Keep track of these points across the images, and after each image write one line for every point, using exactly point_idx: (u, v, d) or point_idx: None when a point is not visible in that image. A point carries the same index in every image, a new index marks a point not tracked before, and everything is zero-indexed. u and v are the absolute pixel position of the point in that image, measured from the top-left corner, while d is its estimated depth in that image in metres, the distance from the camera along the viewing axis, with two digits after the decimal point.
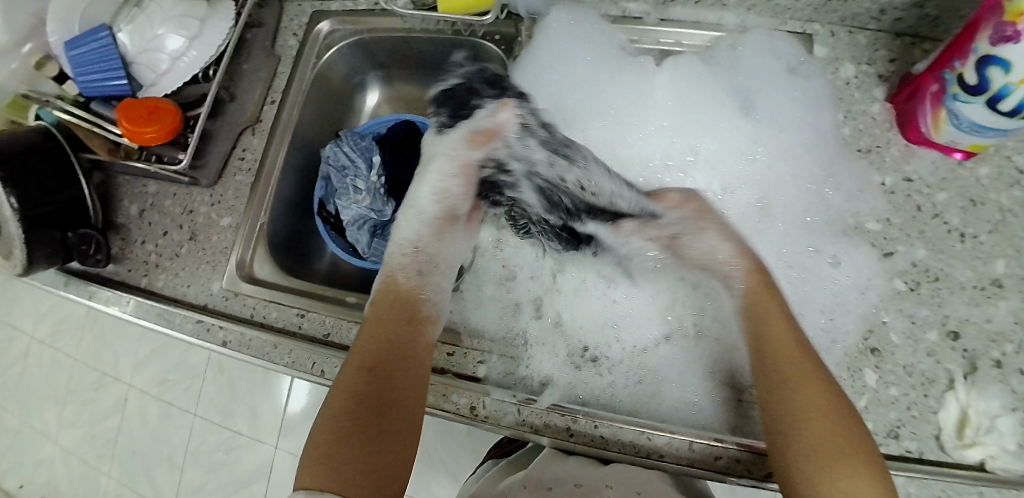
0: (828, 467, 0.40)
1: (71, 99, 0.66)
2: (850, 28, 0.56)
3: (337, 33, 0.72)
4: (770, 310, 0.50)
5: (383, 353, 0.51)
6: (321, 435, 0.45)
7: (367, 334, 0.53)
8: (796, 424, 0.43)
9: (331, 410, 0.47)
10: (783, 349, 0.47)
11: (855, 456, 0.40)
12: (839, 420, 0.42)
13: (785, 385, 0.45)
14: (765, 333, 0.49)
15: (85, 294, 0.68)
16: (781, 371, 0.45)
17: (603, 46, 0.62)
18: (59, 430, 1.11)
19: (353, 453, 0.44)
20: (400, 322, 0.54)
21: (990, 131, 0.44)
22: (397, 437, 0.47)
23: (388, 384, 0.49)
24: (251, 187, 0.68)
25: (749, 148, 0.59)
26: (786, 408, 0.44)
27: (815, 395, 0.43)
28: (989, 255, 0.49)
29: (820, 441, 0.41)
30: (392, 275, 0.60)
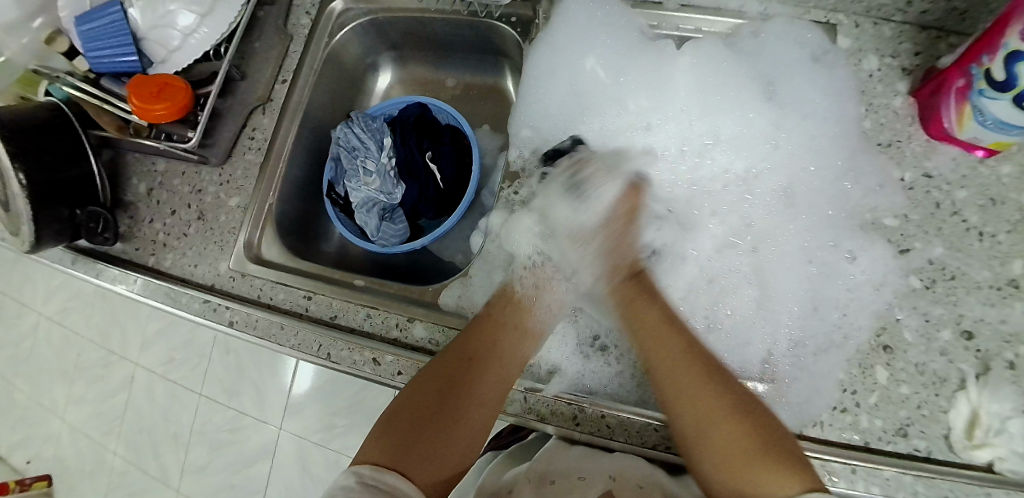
0: (728, 460, 0.43)
1: (82, 74, 0.64)
2: (876, 19, 0.55)
3: (351, 11, 0.71)
4: (645, 314, 0.52)
5: (475, 358, 0.52)
6: (396, 414, 0.49)
7: (465, 336, 0.54)
8: (703, 439, 0.45)
9: (411, 397, 0.50)
10: (669, 352, 0.49)
11: (751, 456, 0.42)
12: (730, 417, 0.44)
13: (672, 385, 0.48)
14: (640, 332, 0.52)
15: (93, 272, 0.68)
16: (664, 373, 0.49)
17: (622, 31, 0.61)
18: (66, 406, 1.12)
19: (424, 442, 0.47)
20: (503, 331, 0.55)
21: (1014, 129, 0.43)
22: (461, 437, 0.49)
23: (469, 388, 0.51)
24: (261, 167, 0.67)
25: (767, 140, 0.58)
26: (676, 407, 0.47)
27: (698, 395, 0.46)
28: (1008, 255, 0.48)
29: (713, 443, 0.44)
30: (511, 283, 0.59)
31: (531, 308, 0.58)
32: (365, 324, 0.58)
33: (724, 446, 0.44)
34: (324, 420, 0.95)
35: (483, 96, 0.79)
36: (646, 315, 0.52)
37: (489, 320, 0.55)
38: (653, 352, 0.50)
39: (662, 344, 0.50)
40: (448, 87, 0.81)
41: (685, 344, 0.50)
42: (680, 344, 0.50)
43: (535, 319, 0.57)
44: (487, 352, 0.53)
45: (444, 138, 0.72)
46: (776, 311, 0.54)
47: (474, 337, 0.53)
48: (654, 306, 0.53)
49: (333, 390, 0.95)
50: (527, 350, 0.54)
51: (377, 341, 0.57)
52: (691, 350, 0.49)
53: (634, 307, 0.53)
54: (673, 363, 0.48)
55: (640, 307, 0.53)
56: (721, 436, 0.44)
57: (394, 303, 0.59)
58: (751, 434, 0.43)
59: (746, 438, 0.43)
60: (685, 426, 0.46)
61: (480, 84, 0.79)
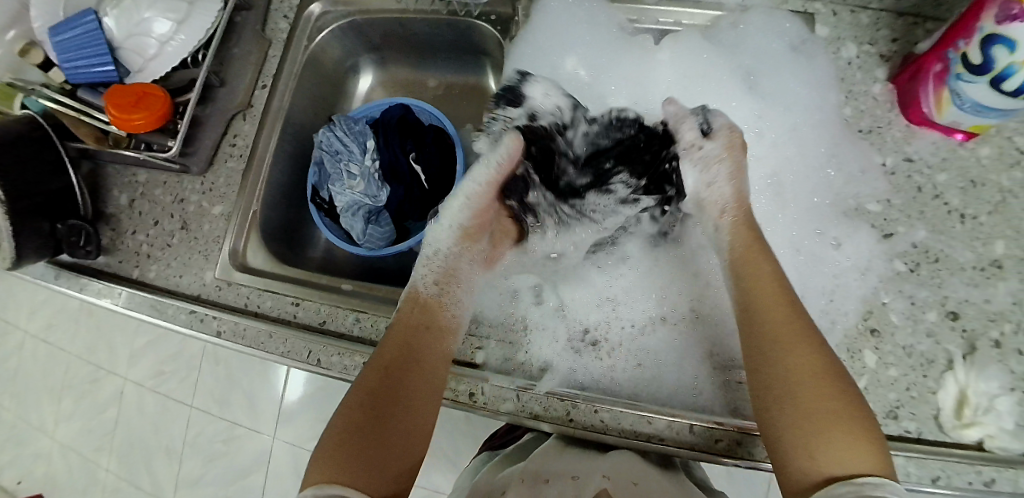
0: (811, 422, 0.38)
1: (58, 86, 0.64)
2: (853, 7, 0.55)
3: (330, 15, 0.70)
4: (760, 272, 0.46)
5: (402, 364, 0.48)
6: (338, 431, 0.44)
7: (384, 345, 0.49)
8: (792, 388, 0.39)
9: (344, 415, 0.45)
10: (770, 305, 0.44)
11: (837, 419, 0.37)
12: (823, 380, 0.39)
13: (764, 342, 0.42)
14: (746, 289, 0.46)
15: (76, 286, 0.67)
16: (761, 327, 0.43)
17: (602, 26, 0.61)
18: (55, 423, 1.10)
19: (371, 454, 0.42)
20: (421, 333, 0.51)
21: (992, 111, 0.44)
22: (410, 445, 0.45)
23: (404, 393, 0.47)
24: (243, 175, 0.67)
25: (751, 128, 0.59)
26: (767, 363, 0.41)
27: (795, 344, 0.41)
28: (989, 236, 0.48)
29: (800, 402, 0.39)
30: (415, 288, 0.56)
31: (443, 305, 0.55)
32: (354, 329, 0.57)
33: (802, 406, 0.39)
34: (319, 427, 0.94)
35: (466, 96, 0.79)
36: (759, 265, 0.47)
37: (407, 322, 0.52)
38: (749, 310, 0.45)
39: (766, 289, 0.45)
40: (430, 88, 0.80)
41: (788, 304, 0.44)
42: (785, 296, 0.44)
43: (450, 315, 0.55)
44: (413, 353, 0.49)
45: (428, 138, 0.71)
46: None
47: (397, 342, 0.50)
48: (766, 259, 0.47)
49: (326, 397, 0.95)
50: (451, 345, 0.53)
51: (366, 345, 0.56)
52: (792, 306, 0.44)
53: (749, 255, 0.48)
54: (783, 324, 0.42)
55: (754, 254, 0.48)
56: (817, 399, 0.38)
57: (382, 307, 0.59)
58: (844, 398, 0.38)
59: (839, 400, 0.38)
60: (761, 382, 0.41)
61: (463, 84, 0.79)
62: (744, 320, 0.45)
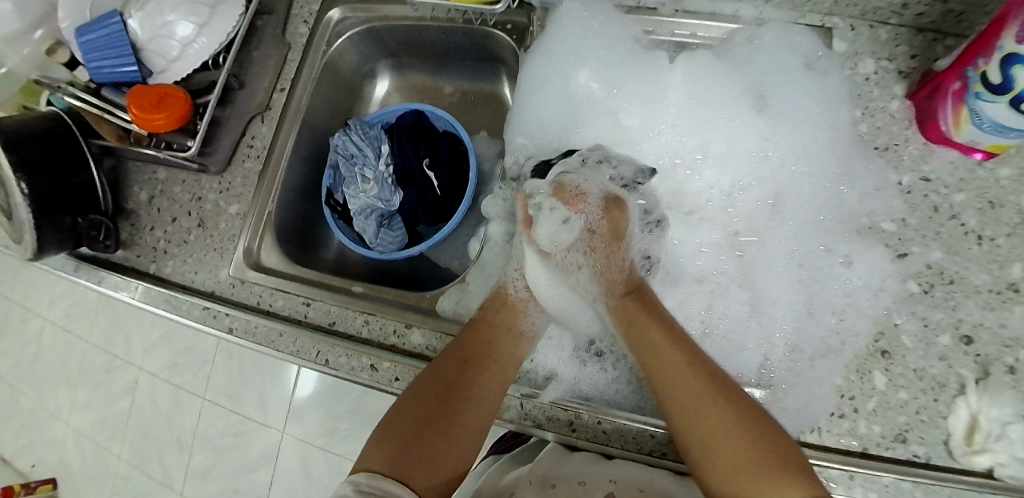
0: (729, 485, 0.42)
1: (82, 85, 0.66)
2: (871, 22, 0.55)
3: (348, 20, 0.71)
4: (652, 338, 0.50)
5: (472, 359, 0.52)
6: (397, 420, 0.48)
7: (461, 337, 0.54)
8: (709, 450, 0.44)
9: (409, 401, 0.49)
10: (674, 378, 0.47)
11: (766, 464, 0.41)
12: (733, 432, 0.43)
13: (679, 412, 0.46)
14: (647, 355, 0.50)
15: (95, 279, 0.69)
16: (671, 397, 0.47)
17: (617, 37, 0.61)
18: (70, 411, 1.13)
19: (423, 441, 0.47)
20: (496, 333, 0.55)
21: (1013, 132, 0.43)
22: (460, 437, 0.49)
23: (469, 387, 0.51)
24: (260, 175, 0.68)
25: (760, 149, 0.58)
26: (685, 431, 0.45)
27: (704, 409, 0.45)
28: (1007, 258, 0.48)
29: (717, 457, 0.43)
30: (504, 285, 0.61)
31: (526, 312, 0.59)
32: (363, 331, 0.58)
33: (725, 467, 0.43)
34: (326, 425, 0.95)
35: (480, 101, 0.79)
36: (651, 335, 0.51)
37: (481, 321, 0.56)
38: (666, 384, 0.48)
39: (659, 349, 0.49)
40: (445, 93, 0.81)
41: (693, 371, 0.47)
42: (681, 355, 0.48)
43: (529, 322, 0.58)
44: (485, 352, 0.53)
45: (441, 145, 0.72)
46: (772, 315, 0.53)
47: (471, 338, 0.54)
48: (653, 321, 0.52)
49: (335, 396, 0.96)
50: (523, 351, 0.55)
51: (375, 348, 0.57)
52: (696, 369, 0.47)
53: (636, 327, 0.52)
54: (704, 394, 0.45)
55: (642, 323, 0.52)
56: (725, 451, 0.43)
57: (393, 309, 0.59)
58: (759, 436, 0.42)
59: (751, 451, 0.42)
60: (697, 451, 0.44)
61: (477, 90, 0.79)
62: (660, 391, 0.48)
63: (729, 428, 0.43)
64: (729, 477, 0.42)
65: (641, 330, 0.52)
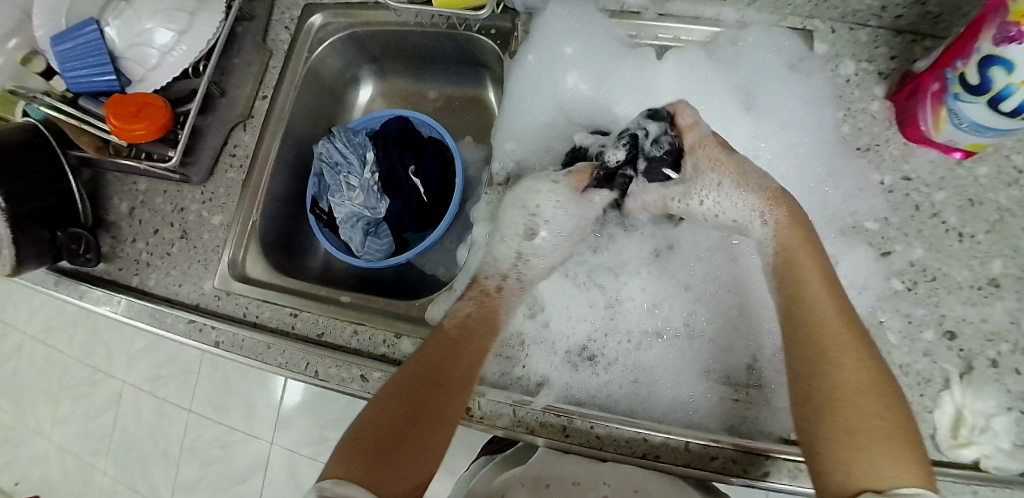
0: (841, 447, 0.37)
1: (59, 94, 0.64)
2: (851, 24, 0.55)
3: (330, 26, 0.70)
4: (805, 264, 0.45)
5: (439, 366, 0.48)
6: (358, 438, 0.43)
7: (426, 347, 0.50)
8: (836, 396, 0.39)
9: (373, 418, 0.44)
10: (820, 317, 0.42)
11: (885, 440, 0.36)
12: (868, 394, 0.38)
13: (819, 344, 0.41)
14: (788, 291, 0.45)
15: (75, 294, 0.67)
16: (809, 334, 0.42)
17: (601, 41, 0.61)
18: (52, 426, 1.10)
19: (391, 454, 0.42)
20: (466, 348, 0.51)
21: (989, 131, 0.44)
22: (426, 453, 0.44)
23: (439, 405, 0.46)
24: (243, 185, 0.67)
25: (748, 148, 0.59)
26: (811, 380, 0.40)
27: (847, 365, 0.39)
28: (986, 255, 0.49)
29: (845, 411, 0.38)
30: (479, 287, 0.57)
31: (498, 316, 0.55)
32: (352, 341, 0.58)
33: (859, 415, 0.37)
34: (316, 434, 0.94)
35: (466, 106, 0.79)
36: (805, 273, 0.45)
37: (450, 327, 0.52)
38: (809, 319, 0.42)
39: (808, 284, 0.44)
40: (430, 99, 0.81)
41: (845, 314, 0.42)
42: (833, 297, 0.43)
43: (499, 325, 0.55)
44: (450, 356, 0.49)
45: (427, 151, 0.72)
46: (760, 314, 0.54)
47: (436, 346, 0.50)
48: (816, 262, 0.45)
49: (324, 404, 0.95)
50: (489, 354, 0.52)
51: (364, 358, 0.56)
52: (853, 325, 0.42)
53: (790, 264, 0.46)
54: (847, 341, 0.40)
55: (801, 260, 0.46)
56: (859, 402, 0.38)
57: (379, 318, 0.59)
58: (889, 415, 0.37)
59: (885, 418, 0.37)
60: (819, 398, 0.39)
61: (462, 95, 0.79)
62: (805, 333, 0.42)
63: (866, 385, 0.38)
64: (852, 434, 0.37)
65: (794, 265, 0.46)
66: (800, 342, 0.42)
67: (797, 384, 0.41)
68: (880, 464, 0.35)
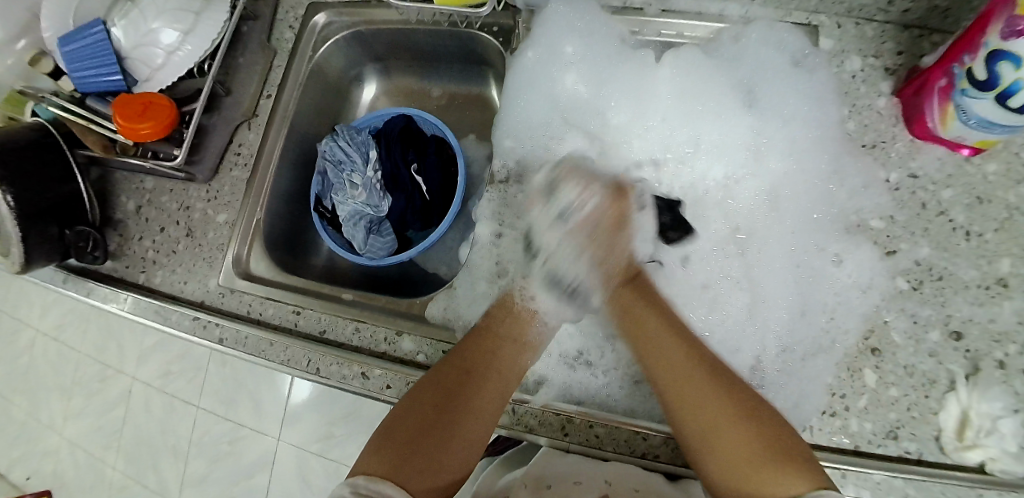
0: (737, 470, 0.43)
1: (67, 94, 0.65)
2: (857, 19, 0.55)
3: (333, 25, 0.71)
4: (647, 326, 0.51)
5: (473, 371, 0.51)
6: (391, 429, 0.48)
7: (464, 345, 0.53)
8: (711, 438, 0.44)
9: (406, 412, 0.49)
10: (668, 362, 0.49)
11: (765, 463, 0.41)
12: (739, 426, 0.44)
13: (678, 391, 0.47)
14: (638, 343, 0.52)
15: (84, 291, 0.68)
16: (667, 388, 0.48)
17: (603, 37, 0.61)
18: (64, 421, 1.12)
19: (421, 451, 0.47)
20: (503, 341, 0.54)
21: (998, 128, 0.43)
22: (453, 449, 0.49)
23: (468, 400, 0.50)
24: (248, 184, 0.68)
25: (750, 145, 0.58)
26: (682, 418, 0.46)
27: (704, 403, 0.45)
28: (995, 254, 0.48)
29: (721, 447, 0.44)
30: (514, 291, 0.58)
31: (534, 319, 0.56)
32: (353, 338, 0.58)
33: (735, 448, 0.43)
34: (322, 430, 0.95)
35: (469, 104, 0.79)
36: (648, 325, 0.51)
37: (484, 328, 0.55)
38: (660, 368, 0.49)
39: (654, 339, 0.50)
40: (434, 96, 0.81)
41: (688, 356, 0.48)
42: (682, 349, 0.49)
43: (537, 331, 0.56)
44: (487, 362, 0.52)
45: (429, 148, 0.72)
46: (766, 315, 0.54)
47: (474, 348, 0.53)
48: (655, 315, 0.52)
49: (330, 400, 0.96)
50: (527, 362, 0.55)
51: (365, 355, 0.57)
52: (704, 364, 0.48)
53: (635, 319, 0.53)
54: (702, 391, 0.46)
55: (641, 320, 0.52)
56: (733, 435, 0.44)
57: (382, 317, 0.59)
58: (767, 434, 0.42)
59: (762, 438, 0.42)
60: (697, 442, 0.45)
61: (466, 93, 0.79)
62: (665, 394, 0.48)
63: (730, 419, 0.44)
64: (739, 467, 0.43)
65: (636, 326, 0.52)
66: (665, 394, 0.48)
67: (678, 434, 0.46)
68: (782, 480, 0.40)
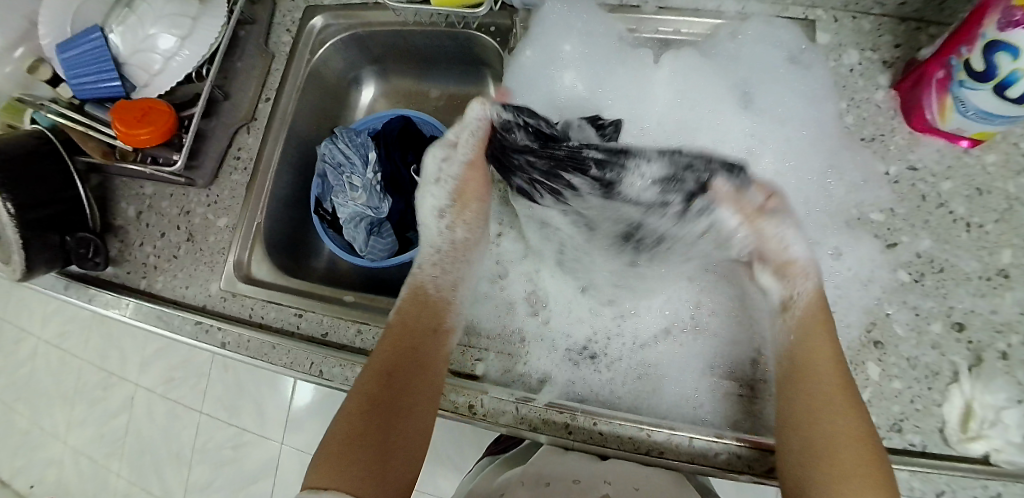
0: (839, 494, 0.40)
1: (66, 102, 0.66)
2: (854, 13, 0.55)
3: (331, 28, 0.71)
4: (813, 341, 0.47)
5: (400, 368, 0.52)
6: (331, 445, 0.47)
7: (382, 343, 0.54)
8: (834, 459, 0.42)
9: (343, 424, 0.48)
10: (824, 389, 0.44)
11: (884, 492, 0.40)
12: (864, 460, 0.41)
13: (818, 405, 0.44)
14: (797, 361, 0.47)
15: (85, 297, 0.68)
16: (808, 405, 0.45)
17: (601, 36, 0.61)
18: (67, 429, 1.12)
19: (364, 460, 0.46)
20: (422, 333, 0.55)
21: (997, 119, 0.43)
22: (396, 452, 0.48)
23: (401, 399, 0.50)
24: (247, 188, 0.68)
25: (745, 147, 0.58)
26: (809, 444, 0.43)
27: (836, 432, 0.42)
28: (995, 245, 0.48)
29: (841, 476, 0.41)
30: (419, 284, 0.61)
31: (442, 307, 0.59)
32: (356, 340, 0.58)
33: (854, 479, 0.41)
34: None
35: (468, 105, 0.79)
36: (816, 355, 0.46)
37: (397, 322, 0.56)
38: (808, 385, 0.45)
39: (818, 360, 0.46)
40: (432, 98, 0.81)
41: (842, 376, 0.45)
42: (838, 373, 0.45)
43: (449, 317, 0.59)
44: (412, 355, 0.53)
45: None
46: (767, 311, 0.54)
47: (393, 346, 0.53)
48: (824, 335, 0.47)
49: (334, 404, 0.96)
50: (450, 347, 0.56)
51: (366, 356, 0.57)
52: (850, 388, 0.44)
53: (803, 336, 0.48)
54: (848, 417, 0.43)
55: (817, 324, 0.48)
56: (853, 464, 0.41)
57: (385, 318, 0.59)
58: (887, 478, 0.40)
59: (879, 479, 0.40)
60: (807, 456, 0.43)
61: (464, 93, 0.79)
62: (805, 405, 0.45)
63: (861, 449, 0.41)
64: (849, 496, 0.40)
65: (807, 339, 0.47)
66: (800, 405, 0.45)
67: (802, 453, 0.43)
68: None
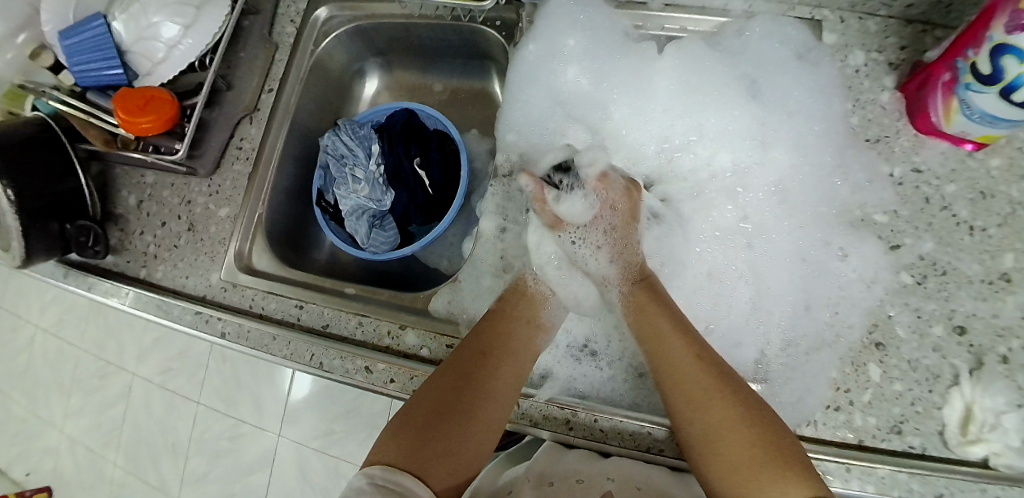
0: (731, 470, 0.41)
1: (67, 89, 0.65)
2: (860, 14, 0.55)
3: (335, 19, 0.70)
4: (657, 323, 0.50)
5: (489, 352, 0.50)
6: (411, 415, 0.45)
7: (478, 329, 0.53)
8: (712, 436, 0.42)
9: (423, 399, 0.46)
10: (682, 373, 0.46)
11: (766, 459, 0.39)
12: (739, 429, 0.42)
13: (683, 387, 0.45)
14: (652, 345, 0.49)
15: (85, 285, 0.68)
16: (675, 388, 0.46)
17: (606, 32, 0.61)
18: (64, 418, 1.12)
19: (439, 438, 0.44)
20: (516, 323, 0.54)
21: (1001, 122, 0.43)
22: (470, 437, 0.46)
23: (485, 382, 0.48)
24: (249, 178, 0.67)
25: (757, 135, 0.58)
26: (686, 422, 0.44)
27: (710, 406, 0.43)
28: (998, 248, 0.48)
29: (723, 448, 0.42)
30: (525, 278, 0.59)
31: (544, 304, 0.57)
32: (357, 332, 0.58)
33: (735, 450, 0.41)
34: (323, 426, 0.95)
35: (472, 99, 0.79)
36: (665, 341, 0.49)
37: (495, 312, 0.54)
38: (671, 370, 0.47)
39: (668, 345, 0.48)
40: (436, 92, 0.81)
41: (703, 358, 0.47)
42: (691, 350, 0.47)
43: (548, 314, 0.57)
44: (503, 344, 0.51)
45: (432, 143, 0.72)
46: (771, 310, 0.54)
47: (488, 331, 0.52)
48: (664, 315, 0.50)
49: (332, 397, 0.95)
50: (540, 344, 0.54)
51: (366, 349, 0.57)
52: (709, 363, 0.46)
53: (645, 316, 0.51)
54: (716, 392, 0.44)
55: (653, 314, 0.51)
56: (734, 436, 0.41)
57: (386, 311, 0.59)
58: (767, 443, 0.40)
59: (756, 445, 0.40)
60: (700, 436, 0.43)
61: (468, 88, 0.79)
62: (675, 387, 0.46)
63: (734, 419, 0.42)
64: (736, 469, 0.40)
65: (651, 329, 0.50)
66: (668, 391, 0.46)
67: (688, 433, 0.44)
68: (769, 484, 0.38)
